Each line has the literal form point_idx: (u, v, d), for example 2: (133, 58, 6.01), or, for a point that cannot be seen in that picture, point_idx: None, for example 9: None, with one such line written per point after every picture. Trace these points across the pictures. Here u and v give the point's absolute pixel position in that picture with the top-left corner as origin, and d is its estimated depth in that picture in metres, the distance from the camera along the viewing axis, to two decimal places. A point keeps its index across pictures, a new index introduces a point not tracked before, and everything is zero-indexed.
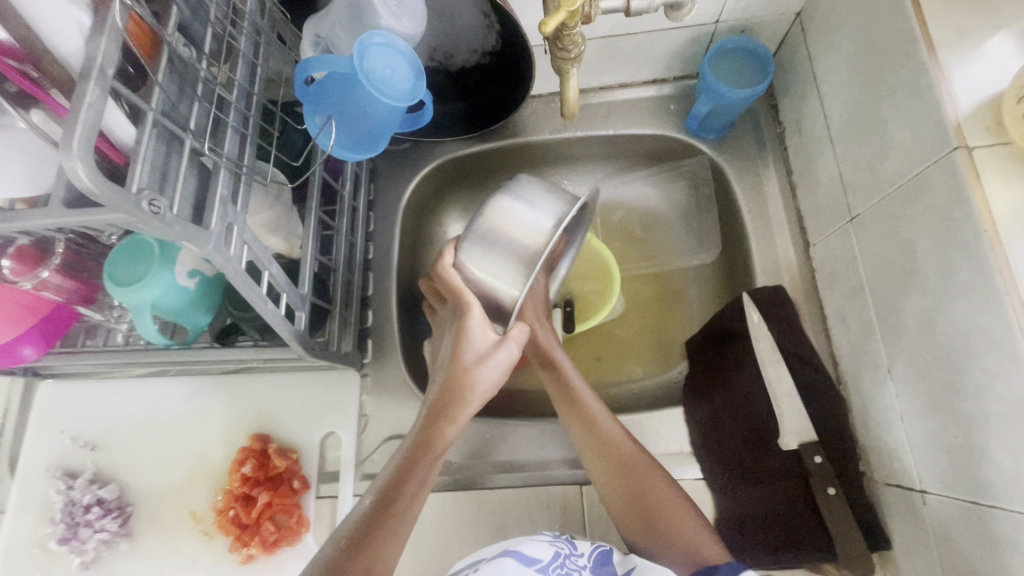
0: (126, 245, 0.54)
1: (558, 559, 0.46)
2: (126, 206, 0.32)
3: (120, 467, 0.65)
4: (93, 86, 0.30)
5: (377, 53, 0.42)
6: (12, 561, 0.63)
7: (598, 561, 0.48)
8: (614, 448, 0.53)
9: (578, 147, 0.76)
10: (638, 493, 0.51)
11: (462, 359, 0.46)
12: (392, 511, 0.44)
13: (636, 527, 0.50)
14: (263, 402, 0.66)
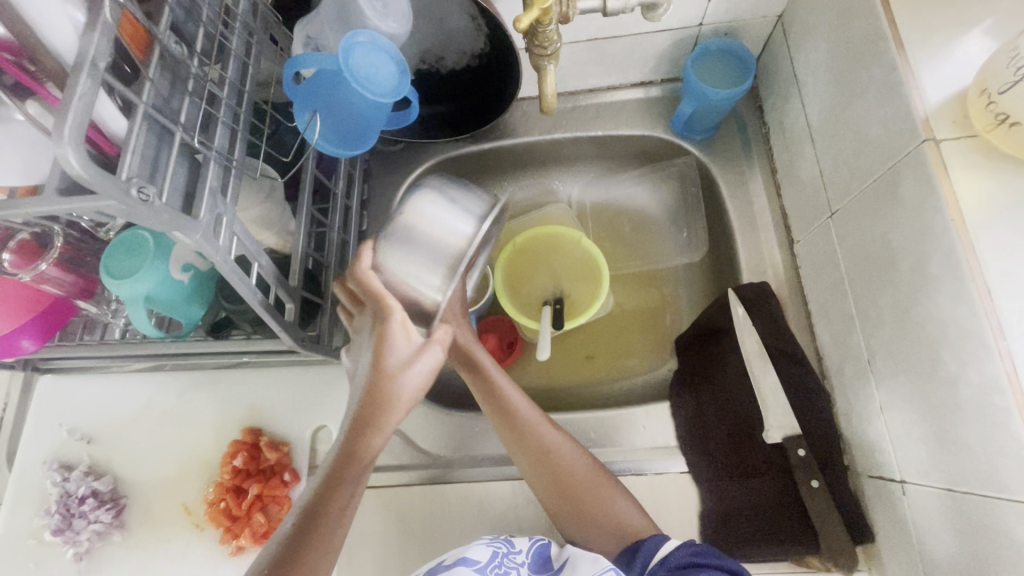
0: (122, 240, 0.56)
1: (496, 559, 0.46)
2: (116, 193, 0.34)
3: (115, 460, 0.67)
4: (85, 78, 0.32)
5: (361, 51, 0.43)
6: (7, 553, 0.64)
7: (538, 556, 0.48)
8: (544, 446, 0.54)
9: (569, 148, 0.78)
10: (567, 484, 0.53)
11: (385, 366, 0.44)
12: (324, 527, 0.44)
13: (564, 514, 0.54)
14: (257, 396, 0.67)
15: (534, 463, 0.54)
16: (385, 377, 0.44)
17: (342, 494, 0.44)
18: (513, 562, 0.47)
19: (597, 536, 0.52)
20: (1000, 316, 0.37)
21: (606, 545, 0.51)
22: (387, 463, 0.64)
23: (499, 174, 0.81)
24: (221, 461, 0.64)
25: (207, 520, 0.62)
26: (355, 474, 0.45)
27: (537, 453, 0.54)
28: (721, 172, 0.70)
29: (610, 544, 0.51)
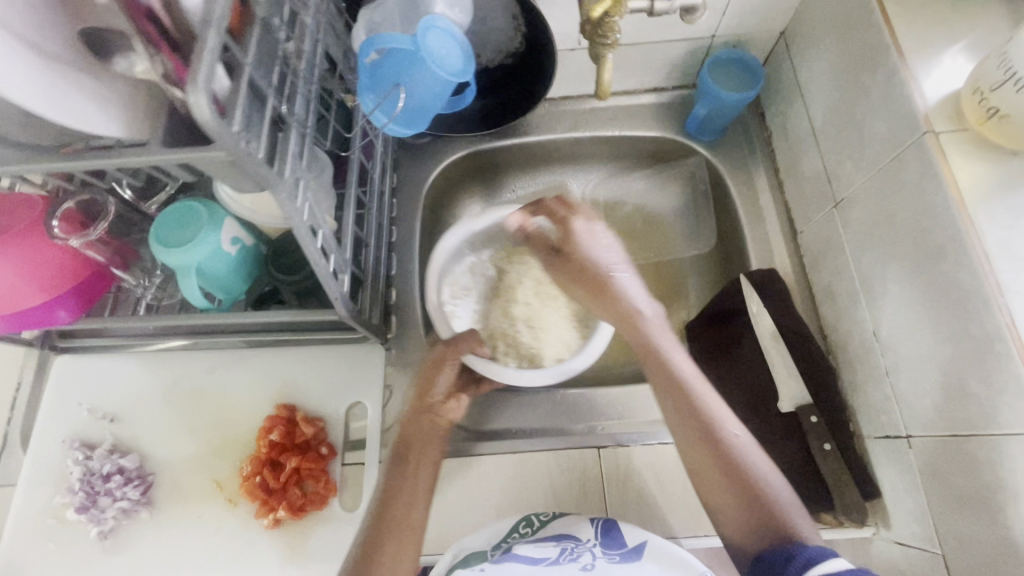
0: (172, 211, 0.56)
1: (566, 552, 0.51)
2: (231, 143, 0.36)
3: (141, 438, 0.66)
4: (214, 34, 0.34)
5: (435, 34, 0.48)
6: (24, 534, 0.62)
7: (604, 534, 0.52)
8: (704, 422, 0.51)
9: (586, 147, 0.82)
10: (724, 466, 0.50)
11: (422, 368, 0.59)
12: (396, 509, 0.51)
13: (712, 494, 0.51)
14: (289, 374, 0.68)
15: (692, 436, 0.51)
16: (422, 379, 0.58)
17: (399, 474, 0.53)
18: (584, 548, 0.51)
19: (733, 518, 0.50)
20: (998, 278, 0.43)
21: (741, 528, 0.49)
22: None
23: (519, 170, 0.85)
24: (255, 435, 0.64)
25: (241, 494, 0.62)
26: (411, 451, 0.55)
27: (697, 428, 0.51)
28: (729, 171, 0.76)
29: (744, 529, 0.49)
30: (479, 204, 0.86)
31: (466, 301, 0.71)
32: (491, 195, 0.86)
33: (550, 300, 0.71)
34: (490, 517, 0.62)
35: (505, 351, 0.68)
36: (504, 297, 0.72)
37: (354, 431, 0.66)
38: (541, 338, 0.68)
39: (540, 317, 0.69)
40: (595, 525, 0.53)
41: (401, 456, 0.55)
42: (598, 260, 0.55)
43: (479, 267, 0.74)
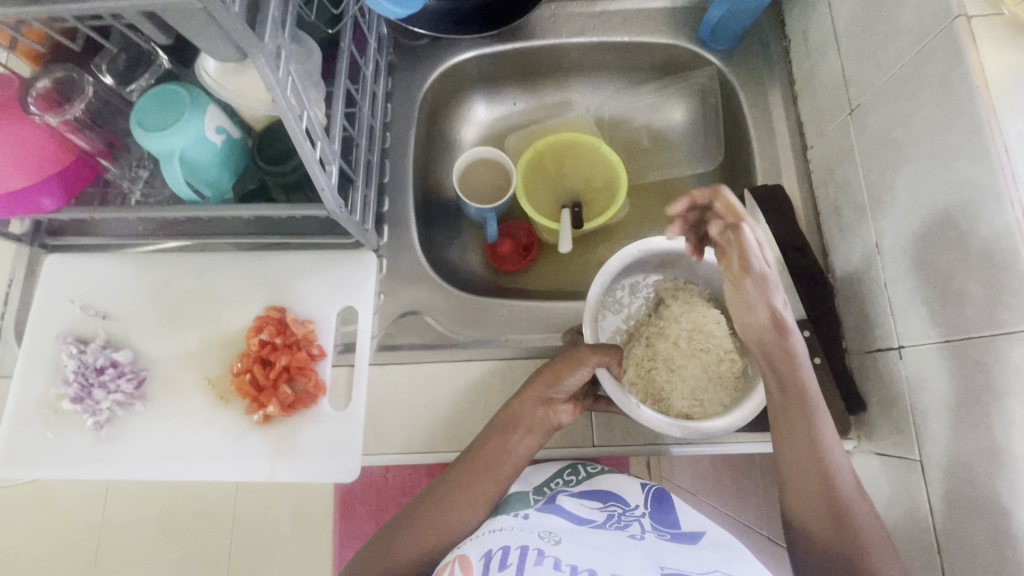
0: (154, 95, 0.54)
1: (613, 518, 0.51)
2: None
3: (133, 336, 0.66)
4: None
5: None
6: (24, 421, 0.64)
7: (657, 502, 0.54)
8: (805, 418, 0.47)
9: (594, 56, 0.78)
10: (812, 463, 0.46)
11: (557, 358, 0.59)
12: (472, 477, 0.54)
13: (791, 487, 0.47)
14: (279, 277, 0.67)
15: (788, 424, 0.47)
16: (530, 381, 0.57)
17: (494, 443, 0.55)
18: (633, 517, 0.52)
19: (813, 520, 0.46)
20: (1015, 172, 0.41)
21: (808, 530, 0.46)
22: (412, 343, 0.66)
23: (522, 81, 0.81)
24: (249, 332, 0.64)
25: (232, 392, 0.63)
26: (523, 424, 0.56)
27: (793, 419, 0.47)
28: (741, 83, 0.72)
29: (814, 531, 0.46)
30: (479, 115, 0.83)
31: (612, 317, 0.64)
32: (491, 107, 0.83)
33: (705, 350, 0.60)
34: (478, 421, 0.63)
35: (633, 376, 0.61)
36: (648, 331, 0.64)
37: (345, 335, 0.66)
38: (675, 380, 0.59)
39: (684, 365, 0.60)
40: (646, 494, 0.55)
41: (500, 451, 0.55)
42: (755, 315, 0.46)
43: (640, 287, 0.66)
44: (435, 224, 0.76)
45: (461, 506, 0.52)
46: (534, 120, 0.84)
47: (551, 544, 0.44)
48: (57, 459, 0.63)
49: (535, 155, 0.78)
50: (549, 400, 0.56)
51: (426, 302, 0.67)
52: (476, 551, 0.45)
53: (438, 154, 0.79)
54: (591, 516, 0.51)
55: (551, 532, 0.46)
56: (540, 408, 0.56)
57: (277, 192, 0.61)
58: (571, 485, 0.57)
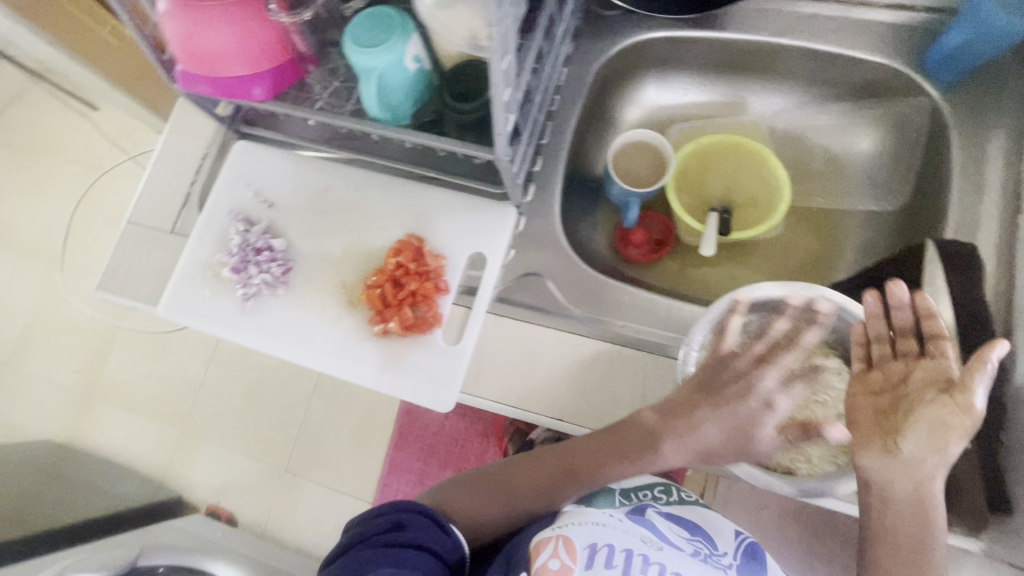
0: (368, 15, 0.58)
1: (704, 556, 0.50)
2: None
3: (290, 227, 0.73)
4: None
5: None
6: (190, 276, 0.73)
7: (746, 553, 0.53)
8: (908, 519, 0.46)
9: (788, 63, 0.73)
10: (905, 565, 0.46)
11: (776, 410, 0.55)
12: (532, 463, 0.61)
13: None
14: (424, 208, 0.71)
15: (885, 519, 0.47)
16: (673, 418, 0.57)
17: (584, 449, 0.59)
18: (722, 563, 0.51)
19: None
20: None
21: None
22: (530, 302, 0.67)
23: (700, 72, 0.78)
24: (387, 253, 0.68)
25: (361, 300, 0.68)
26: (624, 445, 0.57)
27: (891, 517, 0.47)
28: (958, 124, 0.64)
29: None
30: (645, 98, 0.80)
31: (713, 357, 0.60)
32: (660, 92, 0.80)
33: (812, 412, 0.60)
34: (572, 398, 0.62)
35: None
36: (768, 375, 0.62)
37: (468, 278, 0.69)
38: None
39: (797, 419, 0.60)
40: (738, 542, 0.54)
41: (614, 460, 0.57)
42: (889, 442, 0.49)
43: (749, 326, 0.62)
44: (576, 195, 0.76)
45: (513, 481, 0.59)
46: (700, 115, 0.81)
47: (653, 550, 0.47)
48: (208, 316, 0.71)
49: (696, 151, 0.75)
50: (703, 441, 0.56)
51: (551, 268, 0.68)
52: (579, 539, 0.48)
53: (595, 128, 0.78)
54: (682, 543, 0.51)
55: (652, 539, 0.49)
56: (692, 445, 0.56)
57: (452, 126, 0.64)
58: (659, 503, 0.57)
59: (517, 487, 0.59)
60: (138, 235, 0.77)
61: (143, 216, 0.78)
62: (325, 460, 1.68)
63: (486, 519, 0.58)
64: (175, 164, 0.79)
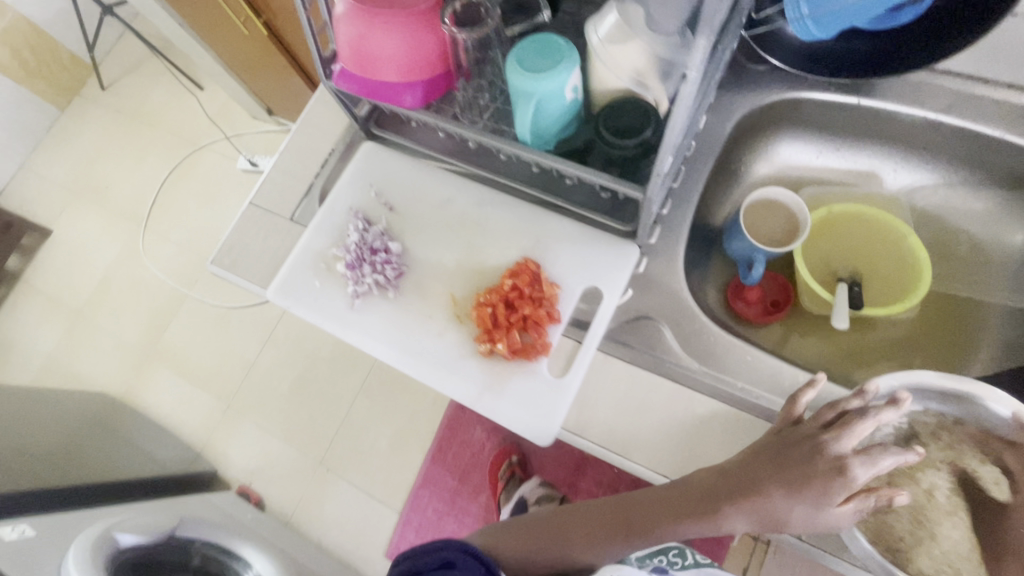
0: (536, 40, 0.59)
1: None
2: None
3: (407, 232, 0.74)
4: None
5: None
6: (303, 265, 0.75)
7: None
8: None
9: (942, 141, 0.70)
10: None
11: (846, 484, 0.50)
12: (588, 510, 0.60)
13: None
14: (543, 234, 0.70)
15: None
16: (762, 486, 0.52)
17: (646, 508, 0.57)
18: None
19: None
20: None
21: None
22: (642, 345, 0.64)
23: (842, 137, 0.76)
24: (505, 275, 0.67)
25: (470, 316, 0.68)
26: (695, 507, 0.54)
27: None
28: None
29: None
30: (777, 156, 0.79)
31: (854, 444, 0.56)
32: (793, 151, 0.78)
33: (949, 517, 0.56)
34: (680, 453, 0.59)
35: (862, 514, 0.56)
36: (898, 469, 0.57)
37: (580, 310, 0.67)
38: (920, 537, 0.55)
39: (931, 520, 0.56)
40: None
41: (674, 523, 0.55)
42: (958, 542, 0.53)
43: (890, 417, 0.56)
44: (695, 243, 0.74)
45: (571, 528, 0.59)
46: (833, 180, 0.79)
47: None
48: (315, 307, 0.72)
49: (829, 218, 0.72)
50: (772, 517, 0.51)
51: (668, 314, 0.66)
52: None
53: (722, 178, 0.77)
54: None
55: None
56: (764, 513, 0.52)
57: (597, 155, 0.60)
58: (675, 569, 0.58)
59: (571, 537, 0.58)
60: (259, 216, 0.80)
61: (266, 199, 0.81)
62: (359, 460, 1.68)
63: (533, 564, 0.58)
64: (304, 155, 0.82)
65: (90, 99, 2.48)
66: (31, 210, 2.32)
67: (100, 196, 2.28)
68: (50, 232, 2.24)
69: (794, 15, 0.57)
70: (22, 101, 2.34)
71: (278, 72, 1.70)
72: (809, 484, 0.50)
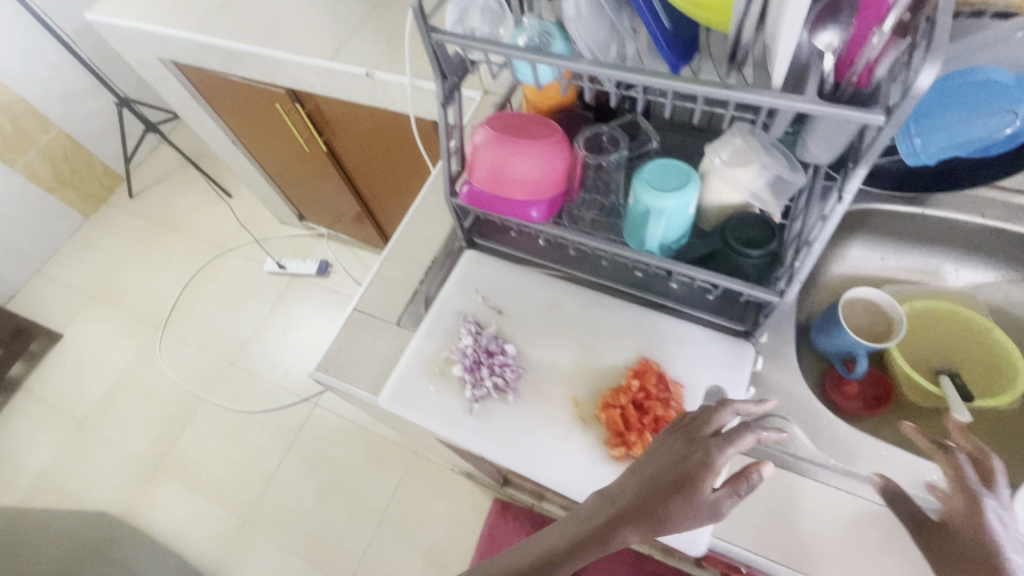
0: (659, 163, 0.66)
1: None
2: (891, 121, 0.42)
3: (519, 334, 0.76)
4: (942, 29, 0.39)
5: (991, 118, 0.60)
6: (415, 370, 0.75)
7: None
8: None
9: (1002, 244, 0.79)
10: None
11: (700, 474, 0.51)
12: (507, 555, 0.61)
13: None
14: (657, 334, 0.73)
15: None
16: (646, 498, 0.53)
17: (553, 539, 0.58)
18: None
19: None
20: None
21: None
22: (775, 444, 0.65)
23: (907, 240, 0.84)
24: (628, 374, 0.69)
25: (597, 418, 0.68)
26: (605, 535, 0.54)
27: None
28: None
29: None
30: (849, 258, 0.86)
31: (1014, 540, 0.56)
32: (863, 254, 0.86)
33: None
34: (840, 558, 0.58)
35: None
36: None
37: None
38: None
39: None
40: None
41: (576, 550, 0.56)
42: (976, 535, 0.48)
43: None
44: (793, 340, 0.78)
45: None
46: (901, 279, 0.86)
47: None
48: (432, 412, 0.72)
49: (910, 313, 0.78)
50: (648, 520, 0.53)
51: (793, 411, 0.67)
52: None
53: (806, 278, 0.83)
54: None
55: None
56: (647, 514, 0.53)
57: (723, 262, 0.65)
58: None
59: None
60: (366, 322, 0.81)
61: (370, 306, 0.83)
62: None
63: None
64: (406, 263, 0.86)
65: (118, 206, 2.55)
66: (40, 315, 2.26)
67: (117, 300, 2.25)
68: (60, 336, 2.18)
69: (904, 144, 0.65)
70: (50, 209, 2.39)
71: (321, 182, 1.81)
72: (683, 483, 0.52)
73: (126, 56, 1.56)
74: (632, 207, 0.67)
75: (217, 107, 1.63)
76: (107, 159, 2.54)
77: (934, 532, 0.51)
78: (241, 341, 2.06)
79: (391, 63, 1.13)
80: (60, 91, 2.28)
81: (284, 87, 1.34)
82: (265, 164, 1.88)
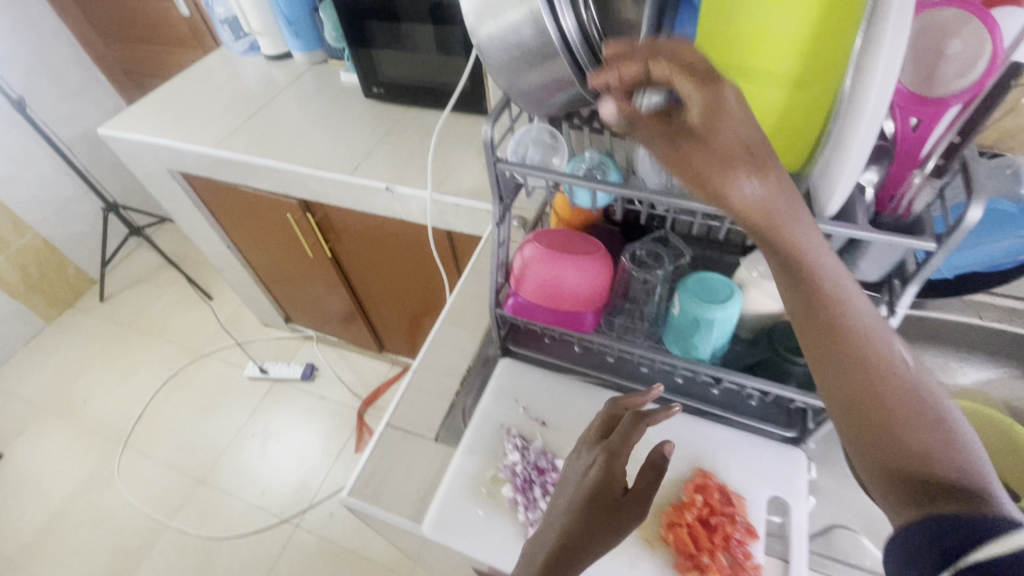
0: (700, 276, 0.70)
1: None
2: (943, 248, 0.47)
3: (567, 448, 0.74)
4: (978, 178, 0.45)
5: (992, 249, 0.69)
6: (461, 492, 0.70)
7: None
8: (850, 313, 0.42)
9: (1001, 344, 0.85)
10: (823, 350, 0.42)
11: (608, 479, 0.54)
12: None
13: (884, 472, 0.38)
14: (708, 443, 0.72)
15: (806, 329, 0.44)
16: (573, 522, 0.52)
17: None
18: None
19: (987, 544, 0.31)
20: None
21: (935, 511, 0.35)
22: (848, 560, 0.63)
23: (915, 341, 0.89)
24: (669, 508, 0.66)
25: (663, 540, 0.65)
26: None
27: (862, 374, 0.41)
28: None
29: (917, 519, 0.35)
30: None
31: None
32: None
33: None
34: None
35: None
36: None
37: (771, 523, 0.66)
38: None
39: None
40: None
41: None
42: (738, 131, 0.40)
43: None
44: None
45: None
46: None
47: None
48: (483, 541, 0.66)
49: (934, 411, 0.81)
50: (583, 537, 0.51)
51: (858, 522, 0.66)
52: None
53: None
54: None
55: None
56: (577, 536, 0.51)
57: (772, 369, 0.70)
58: None
59: None
60: (403, 439, 0.78)
61: (406, 421, 0.80)
62: None
63: None
64: (440, 374, 0.85)
65: (87, 310, 2.44)
66: None
67: (74, 412, 2.06)
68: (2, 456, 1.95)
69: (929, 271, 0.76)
70: (12, 314, 2.25)
71: (318, 285, 1.80)
72: (600, 495, 0.53)
73: (133, 168, 1.59)
74: (678, 318, 0.70)
75: (219, 214, 1.66)
76: (82, 263, 2.47)
77: (681, 151, 0.42)
78: (214, 454, 1.89)
79: (411, 179, 1.20)
80: (46, 197, 2.27)
81: (298, 198, 1.39)
82: (259, 267, 1.87)
